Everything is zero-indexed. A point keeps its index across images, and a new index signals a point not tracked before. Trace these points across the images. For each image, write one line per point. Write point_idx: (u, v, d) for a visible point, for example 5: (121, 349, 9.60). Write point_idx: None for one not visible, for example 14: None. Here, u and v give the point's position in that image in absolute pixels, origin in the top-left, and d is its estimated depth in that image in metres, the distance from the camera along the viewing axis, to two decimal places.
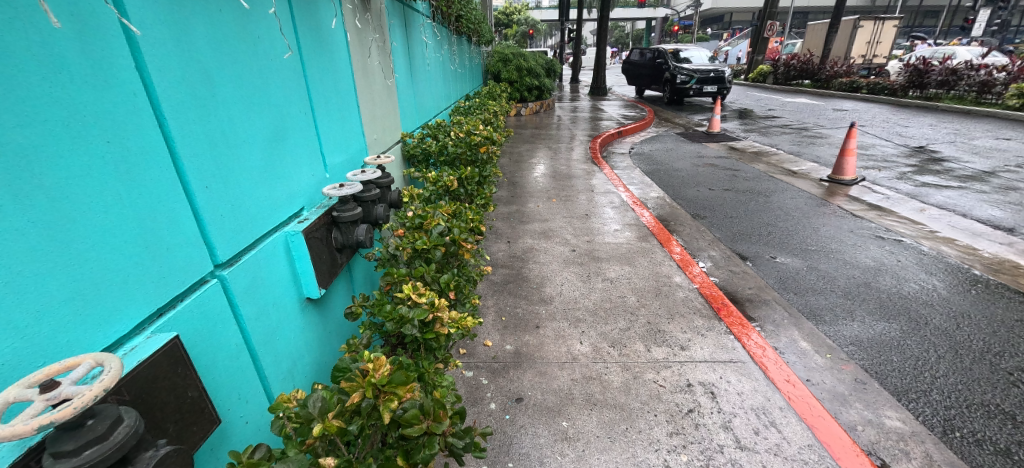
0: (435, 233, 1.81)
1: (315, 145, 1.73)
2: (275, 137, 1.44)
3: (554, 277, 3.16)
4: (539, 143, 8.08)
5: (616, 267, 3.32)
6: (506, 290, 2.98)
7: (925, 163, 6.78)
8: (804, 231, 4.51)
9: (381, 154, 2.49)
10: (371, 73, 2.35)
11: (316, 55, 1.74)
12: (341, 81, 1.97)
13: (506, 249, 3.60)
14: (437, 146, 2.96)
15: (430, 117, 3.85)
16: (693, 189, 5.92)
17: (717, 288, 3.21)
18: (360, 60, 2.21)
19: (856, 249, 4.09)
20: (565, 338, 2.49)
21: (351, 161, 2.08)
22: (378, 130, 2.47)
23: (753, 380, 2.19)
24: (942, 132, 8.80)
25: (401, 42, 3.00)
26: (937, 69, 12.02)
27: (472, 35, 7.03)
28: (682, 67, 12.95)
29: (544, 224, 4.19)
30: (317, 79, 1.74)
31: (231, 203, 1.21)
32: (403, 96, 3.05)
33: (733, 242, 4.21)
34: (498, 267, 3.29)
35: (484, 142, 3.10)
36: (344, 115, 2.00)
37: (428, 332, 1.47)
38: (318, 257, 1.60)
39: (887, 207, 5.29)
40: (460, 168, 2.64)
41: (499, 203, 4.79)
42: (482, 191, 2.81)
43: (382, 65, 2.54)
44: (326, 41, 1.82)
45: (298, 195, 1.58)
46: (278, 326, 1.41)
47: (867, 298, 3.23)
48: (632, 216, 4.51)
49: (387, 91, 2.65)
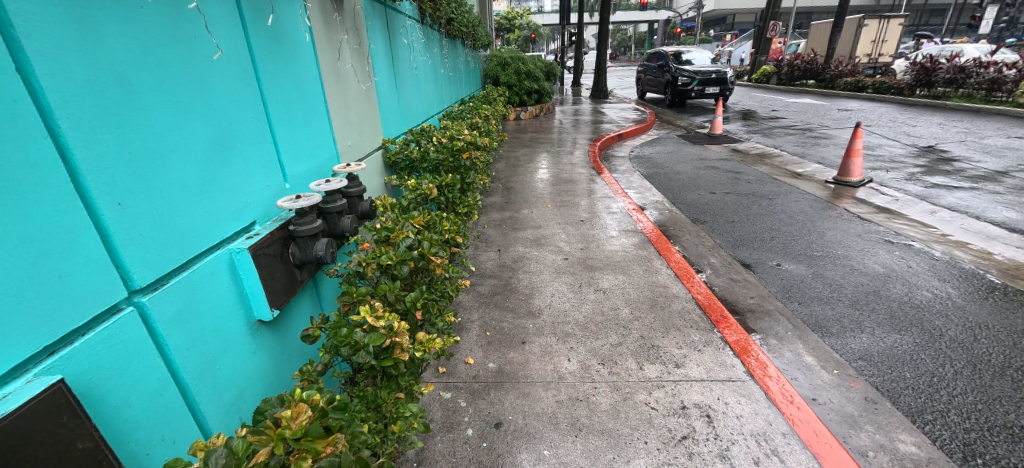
0: (402, 247, 1.66)
1: (274, 154, 1.61)
2: (220, 146, 1.32)
3: (544, 288, 3.01)
4: (537, 147, 7.95)
5: (610, 276, 3.17)
6: (492, 302, 2.84)
7: (935, 164, 6.56)
8: (809, 236, 4.33)
9: (356, 162, 2.36)
10: (344, 78, 2.23)
11: (273, 56, 1.62)
12: (306, 85, 1.85)
13: (496, 258, 3.45)
14: (418, 153, 2.84)
15: (417, 124, 3.75)
16: (693, 192, 5.76)
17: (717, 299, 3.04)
18: (330, 62, 2.09)
19: (864, 254, 3.90)
20: (552, 355, 2.34)
21: (321, 169, 1.96)
22: (353, 136, 2.34)
23: (754, 401, 2.03)
24: (951, 131, 8.57)
25: (382, 45, 2.89)
26: (945, 67, 11.81)
27: (466, 39, 6.94)
28: (682, 69, 12.83)
29: (537, 231, 4.04)
30: (276, 84, 1.63)
31: (157, 221, 1.08)
32: (385, 101, 2.93)
33: (734, 248, 4.03)
34: (486, 277, 3.14)
35: (468, 147, 2.92)
36: (312, 123, 1.89)
37: (386, 359, 1.34)
38: (271, 275, 1.45)
39: (896, 210, 5.10)
40: (442, 175, 2.50)
41: (492, 209, 4.66)
42: (465, 198, 2.66)
43: (357, 68, 2.41)
44: (285, 41, 1.69)
45: (249, 207, 1.45)
46: (219, 353, 1.26)
47: (877, 308, 3.04)
48: (629, 222, 4.36)
49: (364, 95, 2.51)
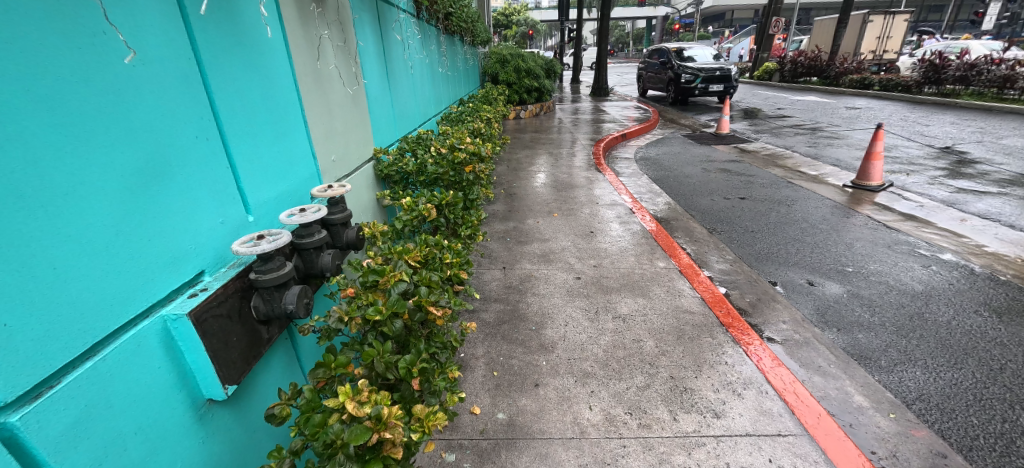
0: (394, 295, 1.33)
1: (231, 181, 1.28)
2: (147, 180, 0.99)
3: (556, 315, 2.69)
4: (538, 149, 7.60)
5: (628, 300, 2.85)
6: (499, 334, 2.52)
7: (955, 166, 6.28)
8: (836, 247, 4.03)
9: (341, 179, 2.03)
10: (326, 80, 1.89)
11: (231, 58, 1.29)
12: (276, 93, 1.52)
13: (501, 277, 3.13)
14: (415, 165, 2.50)
15: (413, 129, 3.42)
16: (706, 198, 5.44)
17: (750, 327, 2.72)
18: (309, 63, 1.75)
19: (898, 269, 3.61)
20: (571, 401, 2.03)
21: (296, 193, 1.63)
22: (337, 149, 2.00)
23: (811, 464, 1.73)
24: (966, 131, 8.30)
25: (373, 42, 2.56)
26: (954, 64, 11.55)
27: (463, 35, 6.59)
28: (686, 66, 12.49)
29: (544, 245, 3.72)
30: (233, 92, 1.29)
31: (36, 300, 0.76)
32: (377, 106, 2.60)
33: (758, 263, 3.72)
34: (491, 302, 2.82)
35: (470, 159, 2.58)
36: (284, 138, 1.55)
37: (372, 459, 1.02)
38: (224, 342, 1.12)
39: (923, 217, 4.81)
40: (441, 193, 2.18)
41: (494, 219, 4.33)
42: (467, 219, 2.32)
43: (342, 69, 2.07)
44: (247, 39, 1.37)
45: (193, 254, 1.12)
46: (147, 460, 0.93)
47: (925, 335, 2.74)
48: (642, 233, 4.05)
49: (351, 100, 2.18)
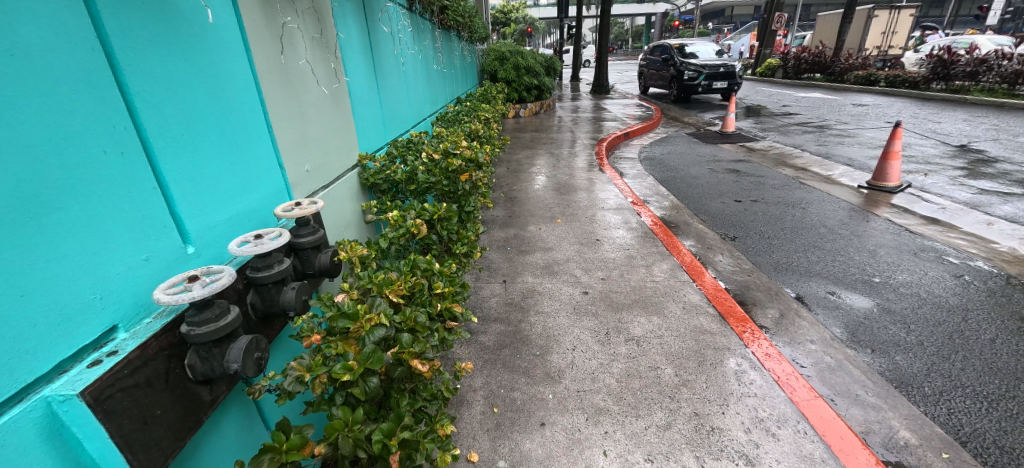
0: (369, 345, 1.07)
1: (163, 206, 1.02)
2: (28, 216, 0.75)
3: (562, 338, 2.43)
4: (538, 149, 7.33)
5: (641, 319, 2.58)
6: (499, 360, 2.26)
7: (974, 165, 6.01)
8: (858, 254, 3.77)
9: (317, 192, 1.76)
10: (297, 78, 1.62)
11: (165, 55, 1.04)
12: (231, 96, 1.26)
13: (501, 293, 2.87)
14: (404, 173, 2.23)
15: (406, 130, 3.17)
16: (715, 201, 5.18)
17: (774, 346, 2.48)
18: (273, 58, 1.48)
19: (929, 279, 3.35)
20: (582, 445, 1.78)
21: (256, 213, 1.37)
22: (312, 157, 1.73)
23: None
24: (980, 128, 8.03)
25: (357, 35, 2.29)
26: (963, 60, 11.28)
27: (461, 31, 6.31)
28: (689, 62, 12.20)
29: (547, 255, 3.46)
30: (164, 95, 1.04)
31: None
32: (362, 106, 2.33)
33: (777, 272, 3.46)
34: (490, 323, 2.56)
35: (466, 166, 2.28)
36: (240, 149, 1.30)
37: None
38: (142, 418, 0.86)
39: (946, 220, 4.55)
40: (432, 206, 1.92)
41: (493, 225, 4.07)
42: (463, 235, 2.04)
43: (317, 65, 1.79)
44: (189, 31, 1.12)
45: (98, 305, 0.87)
46: None
47: (969, 357, 2.49)
48: (652, 240, 3.78)
49: (330, 101, 1.91)
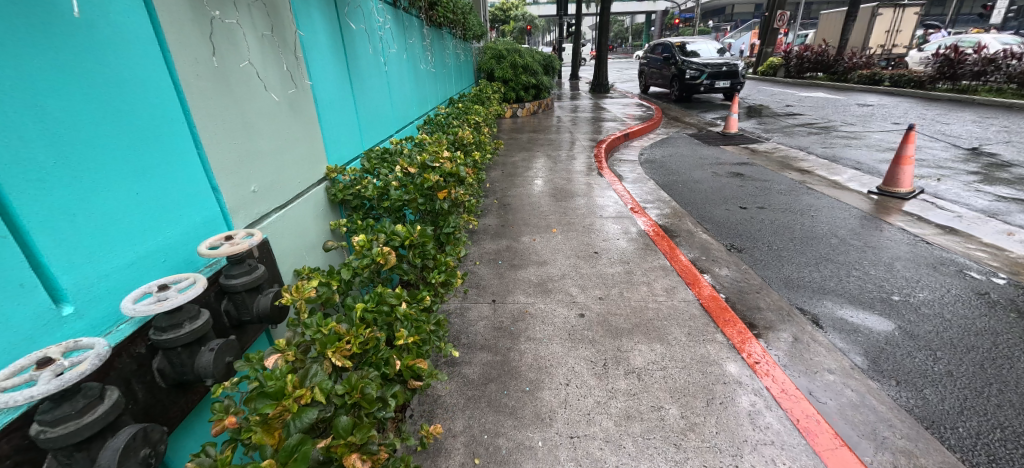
0: (295, 436, 0.83)
1: (20, 260, 0.79)
2: None
3: (555, 370, 2.19)
4: (535, 150, 7.07)
5: (642, 348, 2.34)
6: (484, 398, 2.02)
7: (988, 170, 5.77)
8: (874, 268, 3.53)
9: (269, 214, 1.52)
10: (240, 84, 1.38)
11: (24, 60, 0.80)
12: (137, 109, 1.03)
13: (490, 315, 2.63)
14: (376, 188, 1.97)
15: (388, 135, 2.92)
16: (720, 208, 4.93)
17: (783, 371, 2.27)
18: (204, 60, 1.23)
19: (952, 297, 3.11)
20: None
21: (174, 248, 1.12)
22: (262, 175, 1.49)
23: None
24: (991, 130, 7.78)
25: (325, 32, 2.04)
26: (971, 59, 11.02)
27: (454, 28, 6.05)
28: (691, 60, 11.93)
29: (541, 270, 3.21)
30: (23, 109, 0.80)
31: None
32: (332, 112, 2.08)
33: (788, 289, 3.22)
34: (476, 351, 2.32)
35: (445, 182, 2.03)
36: (149, 171, 1.05)
37: None
38: None
39: (963, 230, 4.31)
40: (404, 230, 1.68)
41: (484, 236, 3.82)
42: (440, 261, 1.80)
43: (268, 67, 1.54)
44: (67, 30, 0.88)
45: None
46: None
47: (1005, 391, 2.25)
48: (653, 252, 3.54)
49: (287, 109, 1.66)
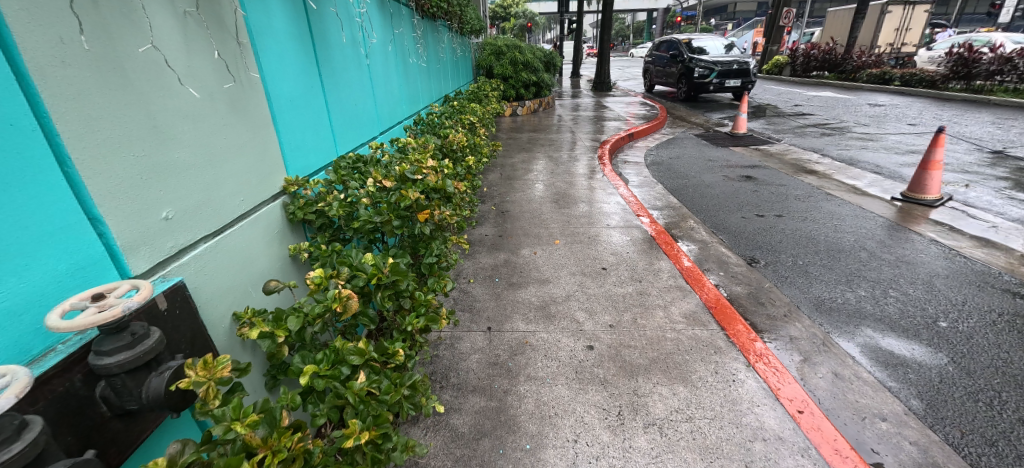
0: None
1: None
2: None
3: (560, 421, 1.84)
4: (536, 151, 6.71)
5: (662, 390, 2.00)
6: (474, 461, 1.67)
7: (1018, 175, 5.41)
8: (911, 286, 3.18)
9: (192, 247, 1.16)
10: (138, 76, 1.03)
11: None
12: None
13: (484, 348, 2.28)
14: (344, 204, 1.62)
15: (369, 139, 2.58)
16: (734, 215, 4.58)
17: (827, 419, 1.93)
18: (73, 41, 0.88)
19: (1004, 322, 2.76)
20: None
21: (12, 314, 0.77)
22: (179, 196, 1.13)
23: None
24: (1013, 132, 7.43)
25: (283, 15, 1.69)
26: (987, 57, 10.66)
27: (450, 21, 5.68)
28: (698, 58, 11.54)
29: (542, 289, 2.86)
30: None
31: None
32: (293, 112, 1.72)
33: (819, 312, 2.88)
34: (466, 395, 1.97)
35: (427, 201, 1.70)
36: None
37: None
38: None
39: (1001, 241, 3.97)
40: (372, 264, 1.34)
41: (479, 248, 3.47)
42: (419, 300, 1.46)
43: (188, 55, 1.18)
44: None
45: None
46: None
47: None
48: (666, 268, 3.18)
49: (223, 110, 1.30)
